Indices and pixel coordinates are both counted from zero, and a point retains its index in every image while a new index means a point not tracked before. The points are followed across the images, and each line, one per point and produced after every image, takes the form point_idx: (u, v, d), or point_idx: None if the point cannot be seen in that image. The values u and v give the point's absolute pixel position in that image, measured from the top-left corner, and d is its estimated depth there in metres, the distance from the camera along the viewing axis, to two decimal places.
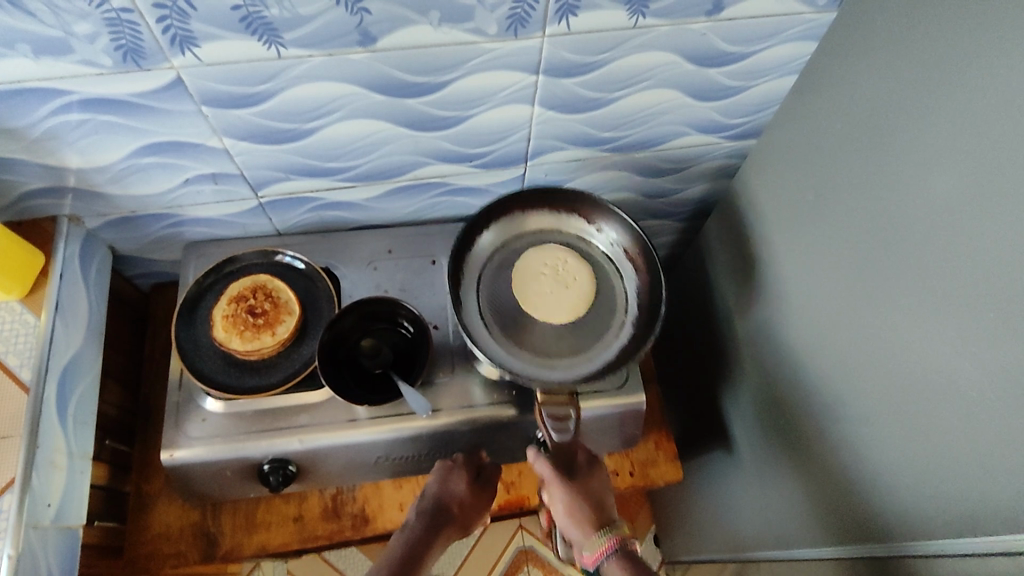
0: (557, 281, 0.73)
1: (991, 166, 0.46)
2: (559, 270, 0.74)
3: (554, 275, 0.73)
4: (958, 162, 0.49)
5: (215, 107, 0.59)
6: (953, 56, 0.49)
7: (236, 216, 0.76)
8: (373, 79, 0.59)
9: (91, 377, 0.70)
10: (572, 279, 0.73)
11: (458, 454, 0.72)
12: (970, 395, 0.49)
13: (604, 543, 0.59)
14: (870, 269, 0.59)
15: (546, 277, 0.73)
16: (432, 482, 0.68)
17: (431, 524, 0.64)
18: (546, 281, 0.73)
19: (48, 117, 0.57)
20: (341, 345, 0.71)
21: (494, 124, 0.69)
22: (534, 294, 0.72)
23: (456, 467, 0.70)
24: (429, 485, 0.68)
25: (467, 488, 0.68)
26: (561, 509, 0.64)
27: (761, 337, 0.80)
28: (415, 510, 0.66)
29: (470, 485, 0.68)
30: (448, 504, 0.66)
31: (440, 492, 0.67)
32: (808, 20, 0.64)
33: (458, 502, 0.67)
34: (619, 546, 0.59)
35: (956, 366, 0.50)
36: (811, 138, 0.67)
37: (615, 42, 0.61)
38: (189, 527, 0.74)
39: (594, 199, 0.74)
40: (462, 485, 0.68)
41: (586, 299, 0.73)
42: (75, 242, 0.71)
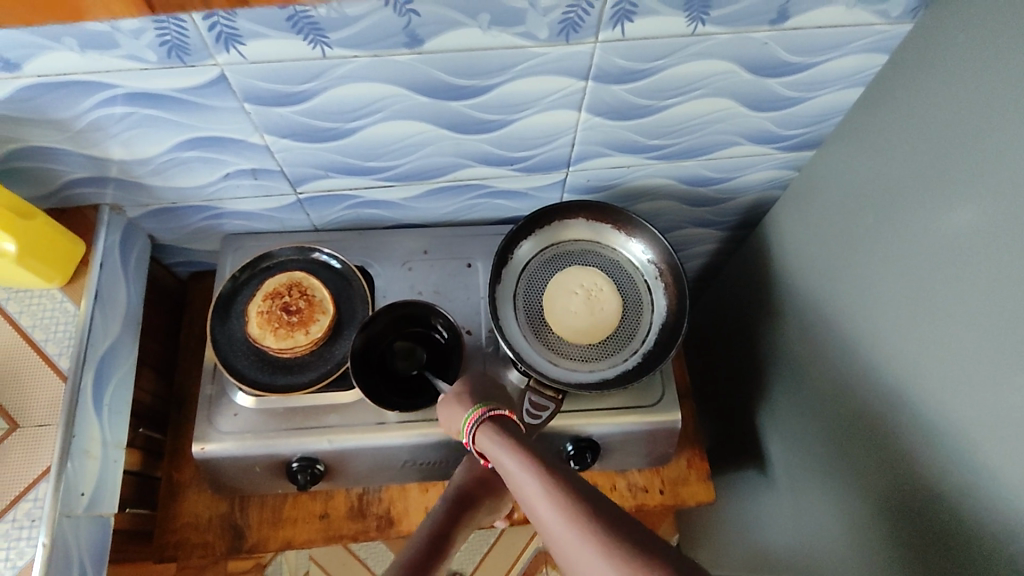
0: (587, 303, 0.73)
1: None
2: (593, 294, 0.74)
3: (586, 296, 0.74)
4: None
5: (257, 104, 0.58)
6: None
7: (274, 211, 0.76)
8: (418, 82, 0.58)
9: (127, 367, 0.70)
10: (601, 307, 0.73)
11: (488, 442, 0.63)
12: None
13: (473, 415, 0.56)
14: (931, 302, 0.55)
15: (579, 294, 0.74)
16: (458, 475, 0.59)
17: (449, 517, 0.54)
18: (577, 299, 0.74)
19: (92, 110, 0.57)
20: (372, 348, 0.70)
21: (539, 128, 0.67)
22: (561, 301, 0.74)
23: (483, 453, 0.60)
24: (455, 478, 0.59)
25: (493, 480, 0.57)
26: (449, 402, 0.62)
27: (803, 359, 0.76)
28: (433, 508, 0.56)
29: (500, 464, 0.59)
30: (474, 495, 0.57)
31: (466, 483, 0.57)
32: (879, 32, 0.59)
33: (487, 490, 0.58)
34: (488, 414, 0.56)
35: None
36: (874, 156, 0.63)
37: (670, 49, 0.58)
38: (217, 518, 0.75)
39: (653, 233, 0.74)
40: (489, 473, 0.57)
41: (607, 331, 0.72)
42: (116, 231, 0.72)
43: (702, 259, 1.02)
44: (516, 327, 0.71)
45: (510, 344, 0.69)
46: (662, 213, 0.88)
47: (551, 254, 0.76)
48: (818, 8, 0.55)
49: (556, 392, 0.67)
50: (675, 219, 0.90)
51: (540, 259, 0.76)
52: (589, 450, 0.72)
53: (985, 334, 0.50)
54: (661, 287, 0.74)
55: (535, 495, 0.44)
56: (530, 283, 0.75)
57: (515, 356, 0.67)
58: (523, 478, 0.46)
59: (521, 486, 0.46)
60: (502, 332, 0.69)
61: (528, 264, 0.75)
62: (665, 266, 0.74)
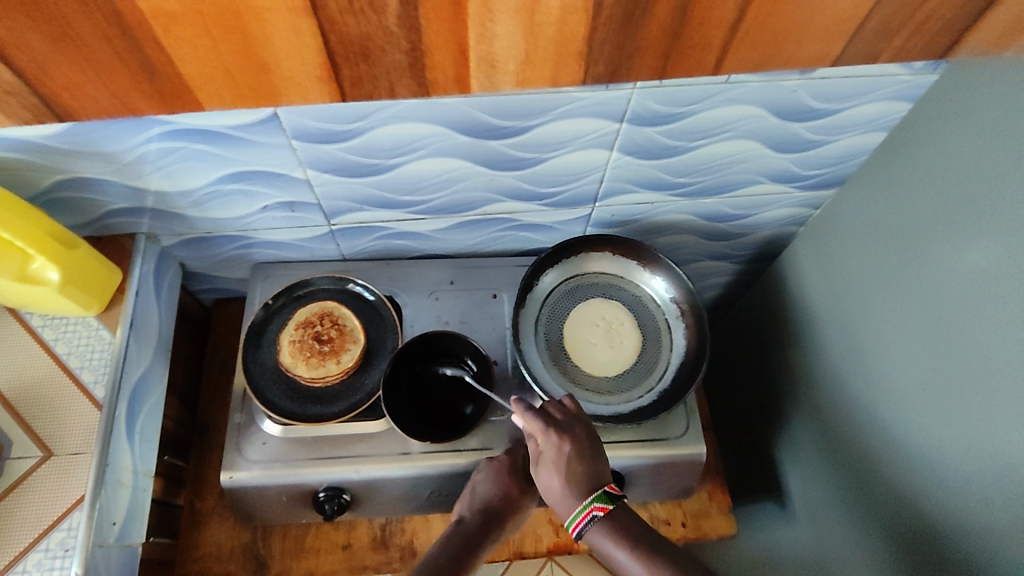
0: (607, 336, 0.75)
1: None
2: (613, 327, 0.76)
3: (607, 330, 0.76)
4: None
5: (304, 141, 0.59)
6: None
7: (305, 241, 0.77)
8: (460, 123, 0.60)
9: (156, 394, 0.71)
10: (620, 341, 0.75)
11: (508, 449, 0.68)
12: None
13: (586, 513, 0.56)
14: (953, 342, 0.57)
15: (599, 327, 0.76)
16: (479, 482, 0.66)
17: (471, 527, 0.62)
18: (598, 332, 0.76)
19: (142, 145, 0.59)
20: (404, 379, 0.70)
21: (571, 166, 0.69)
22: (581, 331, 0.75)
23: (502, 465, 0.66)
24: (463, 495, 0.66)
25: (502, 489, 0.65)
26: (549, 465, 0.57)
27: (822, 394, 0.78)
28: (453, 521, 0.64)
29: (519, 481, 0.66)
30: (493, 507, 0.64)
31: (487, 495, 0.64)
32: (902, 82, 0.62)
33: (506, 502, 0.64)
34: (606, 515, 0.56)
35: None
36: (895, 199, 0.65)
37: (702, 96, 0.60)
38: (240, 547, 0.75)
39: (675, 270, 0.76)
40: (496, 484, 0.65)
41: (625, 365, 0.74)
42: (150, 259, 0.73)
43: (717, 291, 1.04)
44: (535, 355, 0.73)
45: (529, 372, 0.71)
46: (681, 247, 0.90)
47: (574, 285, 0.78)
48: None
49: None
50: (693, 253, 0.92)
51: (564, 289, 0.77)
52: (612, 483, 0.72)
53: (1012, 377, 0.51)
54: (679, 320, 0.76)
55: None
56: (552, 314, 0.76)
57: (532, 384, 0.69)
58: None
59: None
60: (522, 360, 0.71)
61: (551, 294, 0.77)
62: (685, 300, 0.76)
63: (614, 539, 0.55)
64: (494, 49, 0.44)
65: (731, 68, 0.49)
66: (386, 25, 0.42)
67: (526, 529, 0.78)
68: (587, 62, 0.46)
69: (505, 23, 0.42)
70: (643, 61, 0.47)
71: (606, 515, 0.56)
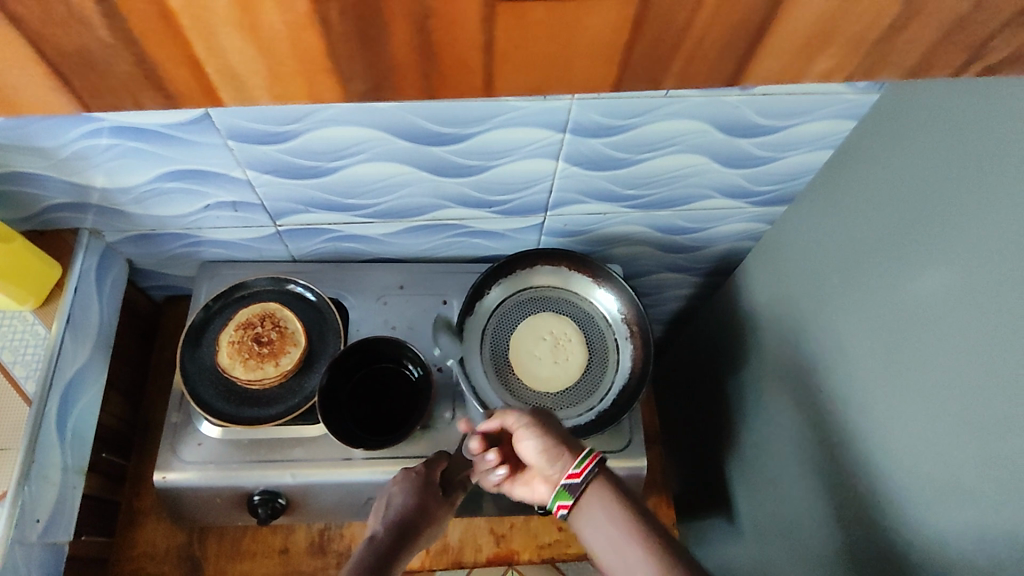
0: (552, 352, 0.74)
1: (1019, 284, 0.45)
2: (560, 343, 0.75)
3: (554, 344, 0.75)
4: (1002, 272, 0.47)
5: (241, 142, 0.59)
6: (1005, 162, 0.47)
7: (253, 241, 0.77)
8: (399, 128, 0.59)
9: (94, 391, 0.70)
10: (565, 357, 0.74)
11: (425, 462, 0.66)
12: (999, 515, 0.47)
13: None
14: (889, 365, 0.57)
15: (546, 341, 0.75)
16: (396, 496, 0.61)
17: (389, 538, 0.56)
18: (544, 345, 0.75)
19: (76, 140, 0.58)
20: (341, 385, 0.70)
21: (518, 175, 0.68)
22: (528, 344, 0.75)
23: (420, 477, 0.63)
24: (374, 511, 0.61)
25: (419, 500, 0.61)
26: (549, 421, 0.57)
27: (772, 410, 0.77)
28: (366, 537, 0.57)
29: (438, 494, 0.62)
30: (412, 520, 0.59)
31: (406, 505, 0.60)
32: (846, 100, 0.62)
33: (425, 516, 0.60)
34: None
35: (986, 485, 0.47)
36: (841, 219, 0.65)
37: (646, 109, 0.60)
38: (175, 548, 0.75)
39: (627, 293, 0.75)
40: (412, 495, 0.61)
41: (567, 383, 0.73)
42: (93, 255, 0.72)
43: (678, 303, 1.04)
44: (478, 366, 0.72)
45: (468, 381, 0.70)
46: (637, 258, 0.89)
47: (525, 296, 0.77)
48: None
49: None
50: (650, 265, 0.91)
51: (514, 301, 0.77)
52: None
53: (943, 403, 0.51)
54: (627, 336, 0.75)
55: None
56: (499, 325, 0.75)
57: (469, 394, 0.68)
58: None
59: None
60: (462, 370, 0.71)
61: (500, 306, 0.76)
62: (634, 319, 0.75)
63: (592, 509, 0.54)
64: (229, 64, 0.28)
65: (513, 89, 0.31)
66: (98, 36, 0.26)
67: (467, 539, 0.77)
68: (338, 80, 0.29)
69: (231, 35, 0.27)
70: (401, 70, 0.29)
71: None
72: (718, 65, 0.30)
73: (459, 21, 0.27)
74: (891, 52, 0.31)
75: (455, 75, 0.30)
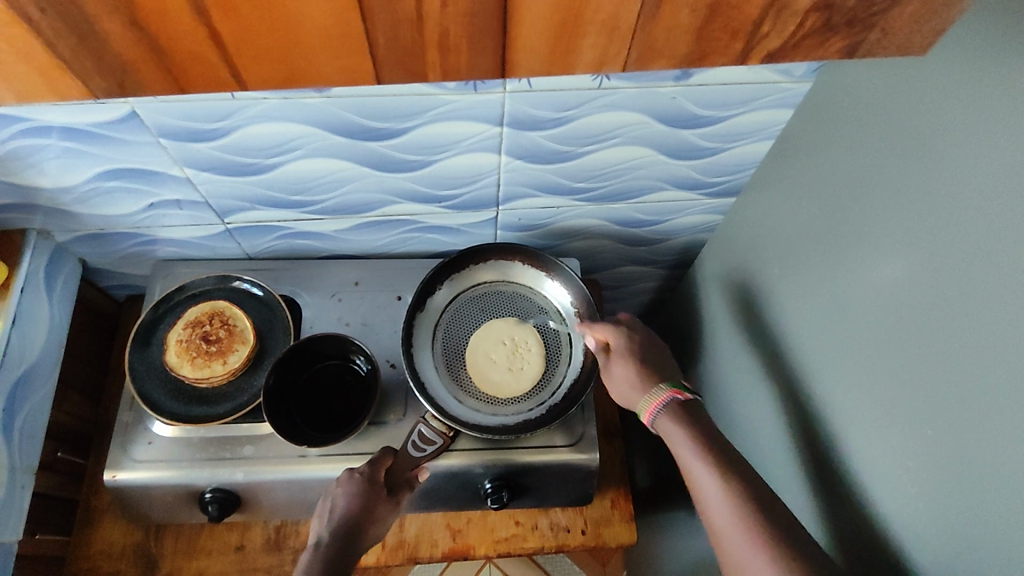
0: (511, 358, 0.73)
1: (937, 272, 0.45)
2: (519, 351, 0.73)
3: (513, 349, 0.73)
4: (922, 261, 0.46)
5: (173, 140, 0.59)
6: (923, 149, 0.47)
7: (205, 239, 0.77)
8: (332, 123, 0.59)
9: (44, 391, 0.70)
10: (521, 366, 0.73)
11: (374, 458, 0.63)
12: (922, 508, 0.46)
13: (658, 398, 0.64)
14: (828, 356, 0.56)
15: (506, 347, 0.73)
16: (338, 498, 0.59)
17: (333, 547, 0.56)
18: (502, 349, 0.73)
19: (9, 140, 0.58)
20: (289, 382, 0.70)
21: (460, 170, 0.68)
22: (487, 347, 0.73)
23: (363, 479, 0.61)
24: (319, 511, 0.60)
25: (362, 502, 0.59)
26: (621, 365, 0.68)
27: (729, 404, 0.77)
28: (310, 545, 0.57)
29: (382, 497, 0.60)
30: (353, 527, 0.58)
31: (347, 513, 0.58)
32: (785, 89, 0.61)
33: (368, 521, 0.59)
34: (669, 401, 0.63)
35: (912, 473, 0.47)
36: (784, 209, 0.64)
37: (580, 101, 0.59)
38: (131, 546, 0.74)
39: (580, 288, 0.75)
40: (355, 496, 0.59)
41: (518, 391, 0.72)
42: (43, 255, 0.72)
43: (646, 296, 1.03)
44: (429, 362, 0.72)
45: (417, 377, 0.70)
46: (599, 252, 0.89)
47: (478, 291, 0.77)
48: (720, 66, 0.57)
49: (447, 429, 0.67)
50: (613, 258, 0.91)
51: (467, 296, 0.76)
52: (506, 489, 0.71)
53: (874, 394, 0.51)
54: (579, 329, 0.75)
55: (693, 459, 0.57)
56: (452, 320, 0.75)
57: (416, 389, 0.68)
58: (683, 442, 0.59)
59: (682, 453, 0.59)
60: (411, 366, 0.70)
61: (453, 303, 0.76)
62: (586, 313, 0.75)
63: (675, 419, 0.61)
64: None
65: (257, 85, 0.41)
66: None
67: (423, 534, 0.76)
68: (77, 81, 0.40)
69: None
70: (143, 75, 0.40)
71: (670, 400, 0.63)
72: (468, 64, 0.41)
73: (169, 17, 0.36)
74: (609, 56, 0.42)
75: (199, 69, 0.39)
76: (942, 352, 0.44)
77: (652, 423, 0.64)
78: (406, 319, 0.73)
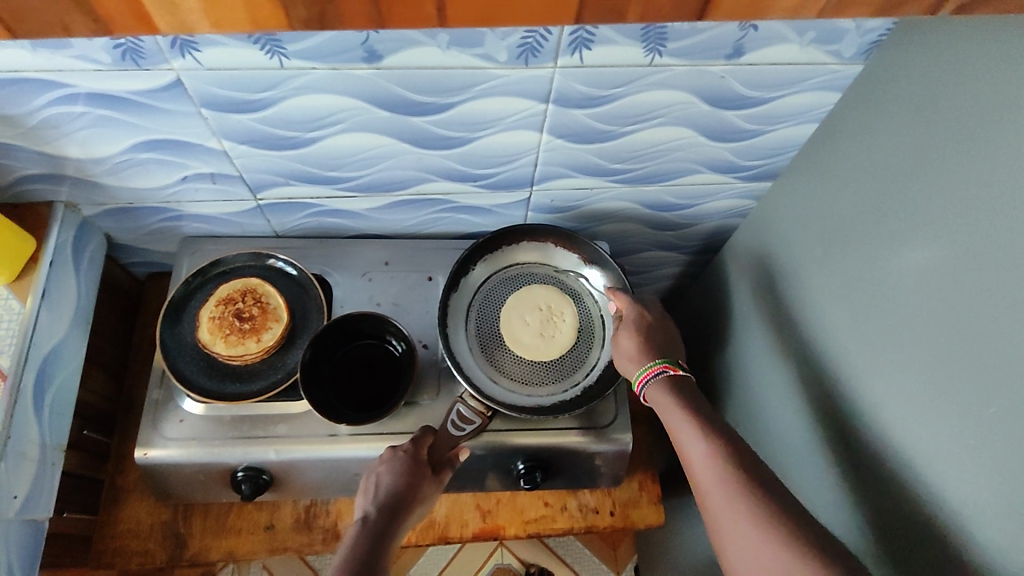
0: (543, 323, 0.73)
1: (994, 253, 0.46)
2: (554, 319, 0.73)
3: (547, 317, 0.73)
4: (985, 242, 0.46)
5: (215, 110, 0.58)
6: (988, 129, 0.46)
7: (234, 215, 0.75)
8: (379, 96, 0.58)
9: (72, 366, 0.69)
10: (552, 334, 0.73)
11: (414, 436, 0.64)
12: (973, 484, 0.47)
13: (650, 369, 0.65)
14: (872, 336, 0.57)
15: (540, 313, 0.74)
16: (384, 476, 0.61)
17: (381, 522, 0.58)
18: (537, 315, 0.73)
19: (45, 107, 0.56)
20: (324, 360, 0.69)
21: (500, 148, 0.67)
22: (523, 307, 0.74)
23: (407, 458, 0.62)
24: (364, 488, 0.61)
25: (408, 480, 0.60)
26: (623, 335, 0.68)
27: (758, 387, 0.77)
28: (356, 518, 0.58)
29: (426, 476, 0.62)
30: (399, 505, 0.59)
31: (393, 491, 0.59)
32: (832, 71, 0.61)
33: (414, 500, 0.60)
34: (661, 374, 0.65)
35: (959, 451, 0.48)
36: (826, 192, 0.65)
37: (629, 78, 0.59)
38: (159, 525, 0.74)
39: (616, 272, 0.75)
40: (401, 475, 0.61)
41: (542, 356, 0.71)
42: (70, 228, 0.70)
43: (668, 282, 1.03)
44: (464, 341, 0.72)
45: (453, 356, 0.70)
46: (627, 235, 0.88)
47: (513, 273, 0.76)
48: (772, 45, 0.56)
49: (485, 409, 0.67)
50: (640, 242, 0.91)
51: (501, 277, 0.76)
52: (539, 469, 0.71)
53: (920, 373, 0.51)
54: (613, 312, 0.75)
55: (697, 446, 0.57)
56: (486, 300, 0.74)
57: (453, 367, 0.67)
58: (684, 435, 0.59)
59: (671, 422, 0.60)
60: (447, 344, 0.70)
61: (488, 284, 0.75)
62: (620, 295, 0.75)
63: (665, 391, 0.63)
64: None
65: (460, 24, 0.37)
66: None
67: (452, 514, 0.76)
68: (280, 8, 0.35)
69: None
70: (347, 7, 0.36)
71: (661, 375, 0.64)
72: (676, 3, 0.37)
73: None
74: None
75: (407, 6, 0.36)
76: (1007, 330, 0.44)
77: (640, 389, 0.65)
78: (442, 298, 0.73)
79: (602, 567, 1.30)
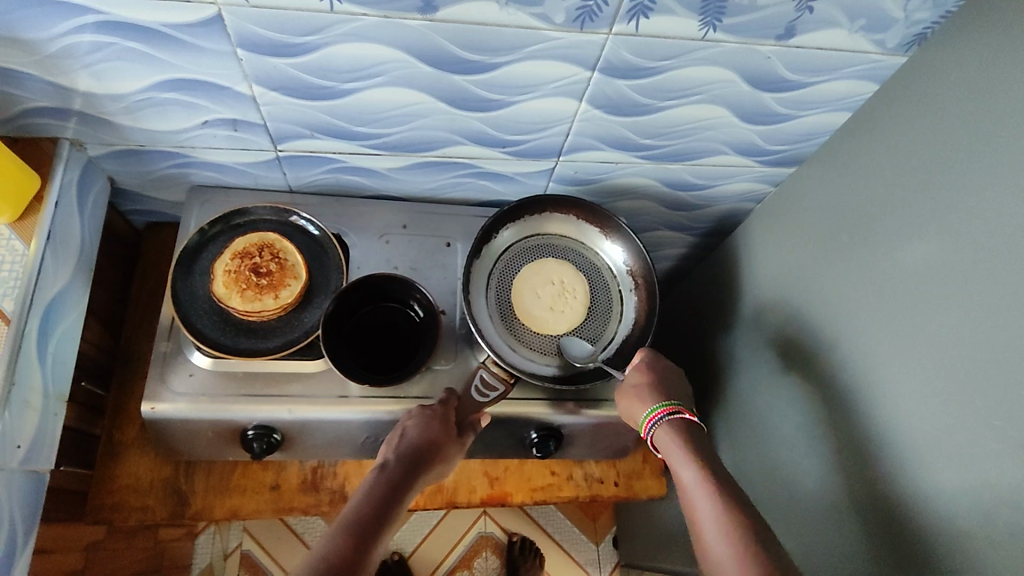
0: (555, 298, 0.74)
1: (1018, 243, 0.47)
2: (565, 295, 0.74)
3: (559, 290, 0.74)
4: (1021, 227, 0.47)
5: (251, 51, 0.55)
6: None
7: (250, 166, 0.72)
8: (426, 49, 0.56)
9: (73, 314, 0.66)
10: (563, 309, 0.73)
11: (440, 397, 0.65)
12: (977, 463, 0.49)
13: (659, 410, 0.63)
14: (885, 322, 0.58)
15: (552, 288, 0.74)
16: (409, 428, 0.61)
17: (398, 472, 0.58)
18: (549, 289, 0.74)
19: (66, 35, 0.53)
20: (343, 319, 0.68)
21: (537, 114, 0.66)
22: (535, 282, 0.74)
23: (431, 413, 0.63)
24: (388, 440, 0.62)
25: (430, 434, 0.61)
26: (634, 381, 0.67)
27: (760, 367, 0.79)
28: (376, 465, 0.59)
29: (447, 433, 0.62)
30: (417, 458, 0.59)
31: (414, 442, 0.60)
32: (872, 60, 0.62)
33: (433, 454, 0.60)
34: (671, 417, 0.62)
35: (966, 431, 0.50)
36: (852, 180, 0.66)
37: (679, 51, 0.58)
38: (160, 482, 0.71)
39: (637, 250, 0.75)
40: (423, 429, 0.61)
41: (551, 329, 0.72)
42: (75, 168, 0.66)
43: (671, 262, 1.05)
44: (484, 308, 0.71)
45: (475, 322, 0.69)
46: (641, 213, 0.89)
47: (536, 244, 0.76)
48: (822, 29, 0.57)
49: (507, 376, 0.67)
50: (651, 221, 0.91)
51: (524, 247, 0.75)
52: (551, 438, 0.71)
53: (934, 357, 0.53)
54: (632, 288, 0.75)
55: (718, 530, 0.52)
56: (507, 268, 0.74)
57: (476, 332, 0.67)
58: (708, 521, 0.53)
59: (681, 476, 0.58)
60: (470, 310, 0.69)
61: (509, 252, 0.75)
62: (640, 271, 0.75)
63: (672, 433, 0.61)
64: None
65: None
66: None
67: (461, 480, 0.77)
68: None
69: None
70: None
71: (671, 415, 0.62)
72: None
73: None
74: None
75: None
76: None
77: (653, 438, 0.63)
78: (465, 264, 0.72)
79: (580, 537, 1.34)
